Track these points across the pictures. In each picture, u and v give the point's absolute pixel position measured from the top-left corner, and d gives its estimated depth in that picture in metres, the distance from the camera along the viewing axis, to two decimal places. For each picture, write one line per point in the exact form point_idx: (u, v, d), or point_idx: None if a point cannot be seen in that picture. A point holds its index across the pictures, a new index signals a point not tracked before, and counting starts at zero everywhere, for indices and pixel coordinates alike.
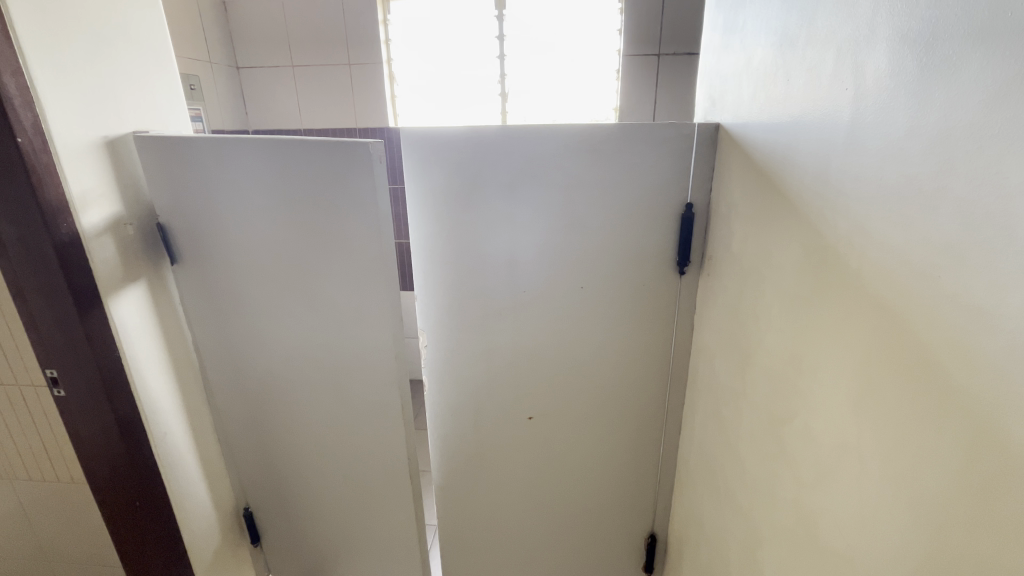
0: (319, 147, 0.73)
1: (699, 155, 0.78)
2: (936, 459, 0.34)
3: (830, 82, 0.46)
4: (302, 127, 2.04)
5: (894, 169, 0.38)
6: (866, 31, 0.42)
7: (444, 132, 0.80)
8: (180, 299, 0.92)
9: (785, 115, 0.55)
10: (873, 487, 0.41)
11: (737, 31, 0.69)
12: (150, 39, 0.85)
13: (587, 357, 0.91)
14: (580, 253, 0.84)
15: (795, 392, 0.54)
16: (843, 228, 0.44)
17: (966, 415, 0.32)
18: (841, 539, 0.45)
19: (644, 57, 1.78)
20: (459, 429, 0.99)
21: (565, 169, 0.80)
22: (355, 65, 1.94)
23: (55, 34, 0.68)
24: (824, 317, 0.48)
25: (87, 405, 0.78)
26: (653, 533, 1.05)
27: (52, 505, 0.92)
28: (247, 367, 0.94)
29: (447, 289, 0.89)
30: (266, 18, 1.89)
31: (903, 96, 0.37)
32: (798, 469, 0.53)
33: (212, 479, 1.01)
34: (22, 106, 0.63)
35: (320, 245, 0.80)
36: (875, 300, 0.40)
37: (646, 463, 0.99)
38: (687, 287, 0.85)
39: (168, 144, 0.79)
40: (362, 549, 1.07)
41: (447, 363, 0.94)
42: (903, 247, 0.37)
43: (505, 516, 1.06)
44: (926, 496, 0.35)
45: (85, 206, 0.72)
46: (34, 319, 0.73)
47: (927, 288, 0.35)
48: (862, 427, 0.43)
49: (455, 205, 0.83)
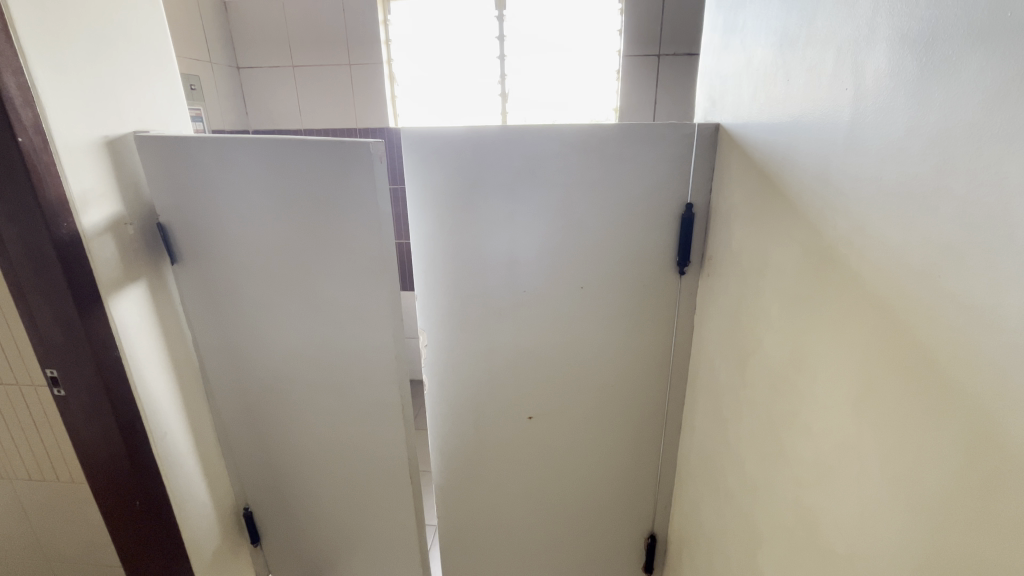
0: (319, 146, 0.73)
1: (699, 155, 0.78)
2: (936, 459, 0.34)
3: (830, 82, 0.46)
4: (303, 127, 2.05)
5: (893, 169, 0.38)
6: (866, 32, 0.42)
7: (444, 132, 0.80)
8: (180, 299, 0.92)
9: (785, 116, 0.55)
10: (873, 488, 0.41)
11: (737, 32, 0.69)
12: (151, 39, 0.85)
13: (587, 357, 0.91)
14: (580, 253, 0.84)
15: (795, 392, 0.54)
16: (843, 228, 0.44)
17: (966, 415, 0.32)
18: (841, 539, 0.45)
19: (644, 57, 1.78)
20: (459, 429, 0.99)
21: (565, 169, 0.80)
22: (356, 65, 1.94)
23: (56, 34, 0.68)
24: (824, 318, 0.48)
25: (87, 404, 0.78)
26: (653, 533, 1.05)
27: (52, 505, 0.92)
28: (247, 367, 0.94)
29: (447, 289, 0.89)
30: (266, 18, 1.90)
31: (903, 97, 0.37)
32: (798, 469, 0.53)
33: (212, 479, 1.01)
34: (22, 106, 0.63)
35: (320, 245, 0.80)
36: (875, 300, 0.40)
37: (646, 463, 0.99)
38: (687, 287, 0.85)
39: (169, 144, 0.79)
40: (362, 549, 1.07)
41: (448, 363, 0.94)
42: (902, 247, 0.37)
43: (506, 516, 1.06)
44: (926, 495, 0.35)
45: (85, 206, 0.72)
46: (35, 319, 0.73)
47: (927, 288, 0.35)
48: (861, 427, 0.43)
49: (456, 205, 0.83)
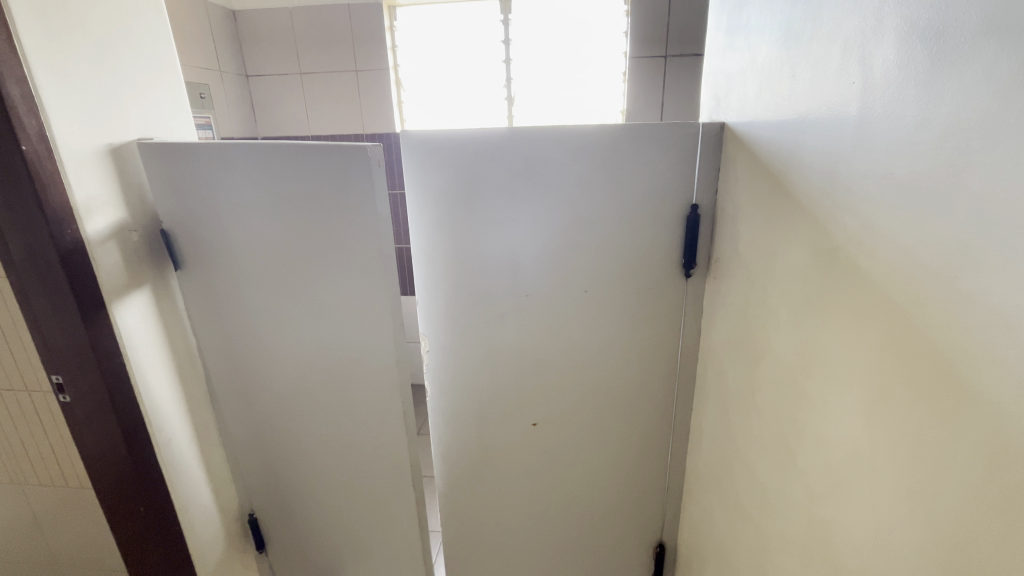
0: (318, 149, 0.73)
1: (704, 156, 0.76)
2: (953, 471, 0.33)
3: (838, 76, 0.45)
4: (311, 134, 2.07)
5: (906, 164, 0.36)
6: (873, 23, 0.40)
7: (444, 137, 0.79)
8: (185, 304, 0.92)
9: (791, 113, 0.53)
10: (885, 499, 0.40)
11: (741, 29, 0.68)
12: (153, 46, 0.86)
13: (591, 360, 0.89)
14: (583, 255, 0.83)
15: (805, 397, 0.52)
16: (852, 227, 0.43)
17: (981, 425, 0.30)
18: (854, 551, 0.44)
19: (651, 59, 1.75)
20: (463, 436, 0.98)
21: (567, 170, 0.79)
22: (362, 70, 1.95)
23: (61, 43, 0.69)
24: (834, 321, 0.46)
25: (91, 408, 0.78)
26: (662, 542, 1.02)
27: (60, 511, 0.93)
28: (251, 374, 0.94)
29: (449, 293, 0.88)
30: (275, 26, 1.92)
31: (914, 89, 0.35)
32: (811, 478, 0.51)
33: (218, 486, 1.01)
34: (27, 115, 0.64)
35: (322, 248, 0.79)
36: (886, 302, 0.39)
37: (655, 469, 0.97)
38: (694, 290, 0.83)
39: (172, 151, 0.80)
40: (367, 556, 1.06)
41: (450, 370, 0.93)
42: (916, 247, 0.35)
43: (510, 523, 1.04)
44: (942, 511, 0.34)
45: (90, 213, 0.73)
46: (40, 325, 0.74)
47: (939, 288, 0.33)
48: (875, 435, 0.41)
49: (458, 208, 0.83)
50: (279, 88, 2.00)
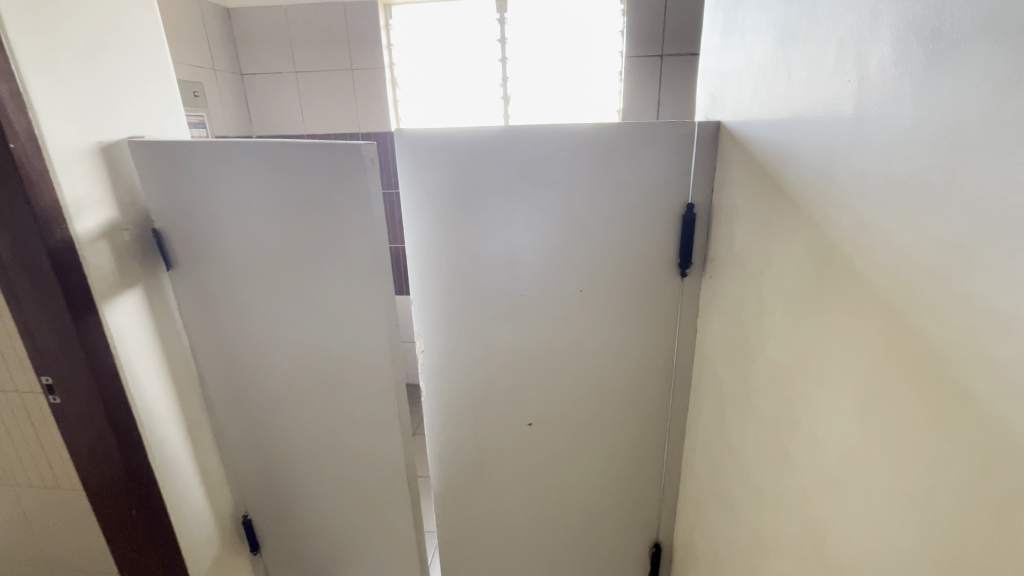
0: (312, 148, 0.72)
1: (699, 155, 0.76)
2: (947, 471, 0.32)
3: (833, 75, 0.45)
4: (306, 133, 2.06)
5: (902, 163, 0.36)
6: (868, 22, 0.40)
7: (439, 136, 0.79)
8: (177, 304, 0.91)
9: (787, 112, 0.53)
10: (880, 500, 0.39)
11: (737, 28, 0.68)
12: (145, 44, 0.85)
13: (587, 359, 0.89)
14: (579, 255, 0.83)
15: (800, 397, 0.52)
16: (847, 226, 0.43)
17: (976, 426, 0.30)
18: (848, 552, 0.44)
19: (646, 59, 1.75)
20: (459, 436, 0.97)
21: (563, 169, 0.78)
22: (357, 69, 1.94)
23: (50, 40, 0.68)
24: (830, 321, 0.46)
25: (82, 410, 0.78)
26: (658, 541, 1.02)
27: (51, 513, 0.92)
28: (244, 374, 0.94)
29: (444, 292, 0.87)
30: (270, 24, 1.91)
31: (909, 87, 0.35)
32: (806, 478, 0.51)
33: (212, 487, 1.00)
34: (16, 114, 0.63)
35: (316, 247, 0.79)
36: (882, 302, 0.39)
37: (651, 469, 0.96)
38: (690, 290, 0.83)
39: (164, 150, 0.79)
40: (362, 557, 1.05)
41: (446, 369, 0.93)
42: (911, 246, 0.35)
43: (506, 523, 1.04)
44: (936, 512, 0.33)
45: (80, 212, 0.72)
46: (30, 326, 0.73)
47: (934, 288, 0.33)
48: (870, 436, 0.41)
49: (453, 207, 0.82)
50: (274, 87, 1.98)
